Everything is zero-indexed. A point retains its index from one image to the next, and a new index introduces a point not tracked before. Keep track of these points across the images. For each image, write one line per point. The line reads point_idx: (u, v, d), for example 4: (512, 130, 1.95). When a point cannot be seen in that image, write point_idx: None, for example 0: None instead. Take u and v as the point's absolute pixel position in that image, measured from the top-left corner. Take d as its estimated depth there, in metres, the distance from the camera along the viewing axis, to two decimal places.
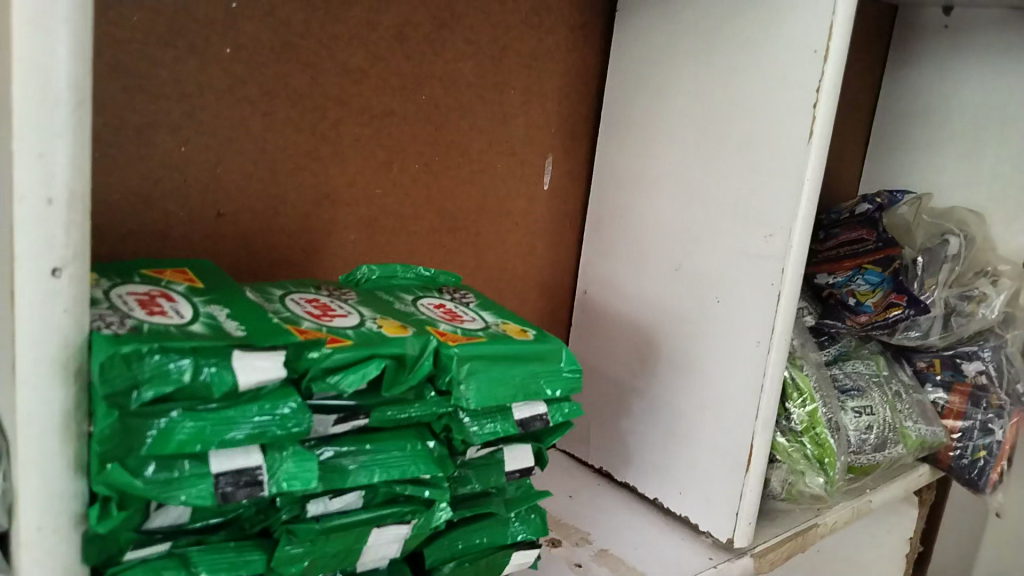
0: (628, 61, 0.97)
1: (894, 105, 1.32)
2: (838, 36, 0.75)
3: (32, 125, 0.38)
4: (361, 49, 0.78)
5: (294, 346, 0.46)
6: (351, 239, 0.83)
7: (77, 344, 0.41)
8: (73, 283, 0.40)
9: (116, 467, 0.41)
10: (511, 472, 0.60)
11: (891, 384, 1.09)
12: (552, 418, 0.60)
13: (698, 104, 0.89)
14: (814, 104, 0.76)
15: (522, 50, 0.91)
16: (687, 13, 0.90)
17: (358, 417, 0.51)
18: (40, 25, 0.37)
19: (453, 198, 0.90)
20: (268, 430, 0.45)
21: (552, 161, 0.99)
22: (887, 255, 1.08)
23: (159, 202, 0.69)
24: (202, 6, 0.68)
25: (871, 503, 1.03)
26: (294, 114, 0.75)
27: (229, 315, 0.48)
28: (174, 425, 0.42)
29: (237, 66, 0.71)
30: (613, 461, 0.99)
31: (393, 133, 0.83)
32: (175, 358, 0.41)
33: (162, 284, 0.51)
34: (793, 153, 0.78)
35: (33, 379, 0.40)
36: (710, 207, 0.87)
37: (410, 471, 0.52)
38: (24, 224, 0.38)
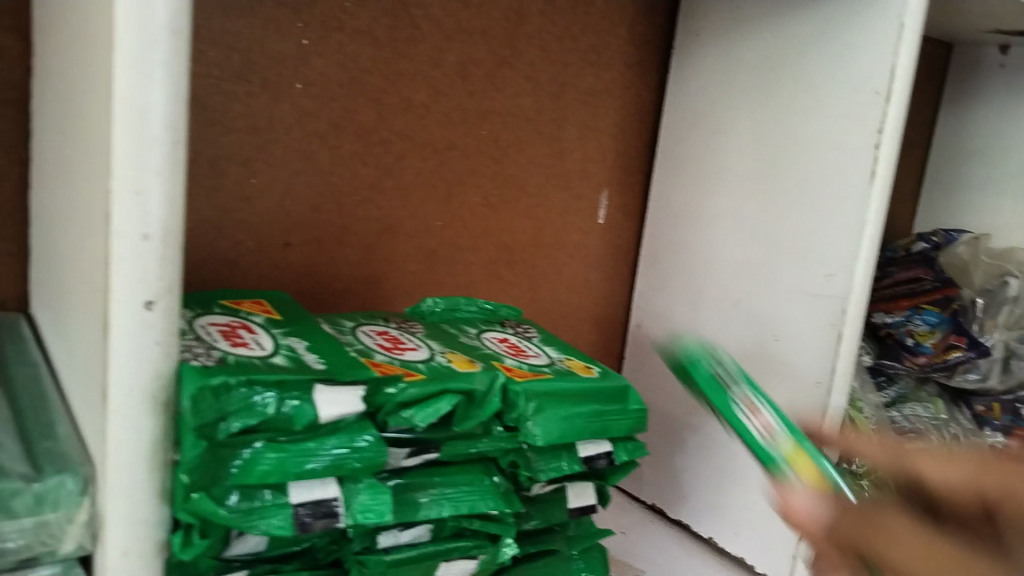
0: (685, 98, 0.97)
1: (950, 143, 1.31)
2: (901, 77, 0.74)
3: (131, 163, 0.39)
4: (425, 84, 0.80)
5: (372, 381, 0.47)
6: (411, 270, 0.84)
7: (166, 375, 0.41)
8: (165, 316, 0.41)
9: (201, 497, 0.42)
10: (573, 509, 0.60)
11: (949, 428, 1.07)
12: (618, 457, 0.60)
13: (756, 142, 0.89)
14: (876, 145, 0.76)
15: (580, 86, 0.92)
16: (744, 52, 0.90)
17: (429, 451, 0.51)
18: (141, 68, 0.38)
19: (510, 231, 0.91)
20: (346, 462, 0.46)
21: (607, 196, 0.99)
22: (944, 295, 1.07)
23: (230, 232, 0.71)
24: (276, 43, 0.70)
25: None
26: (360, 148, 0.77)
27: (308, 348, 0.49)
28: (257, 456, 0.43)
29: (308, 101, 0.73)
30: (666, 498, 0.98)
31: (453, 167, 0.84)
32: (260, 391, 0.43)
33: (241, 315, 0.52)
34: (852, 194, 0.78)
35: (124, 408, 0.41)
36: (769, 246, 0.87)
37: (478, 506, 0.53)
38: (119, 259, 0.39)
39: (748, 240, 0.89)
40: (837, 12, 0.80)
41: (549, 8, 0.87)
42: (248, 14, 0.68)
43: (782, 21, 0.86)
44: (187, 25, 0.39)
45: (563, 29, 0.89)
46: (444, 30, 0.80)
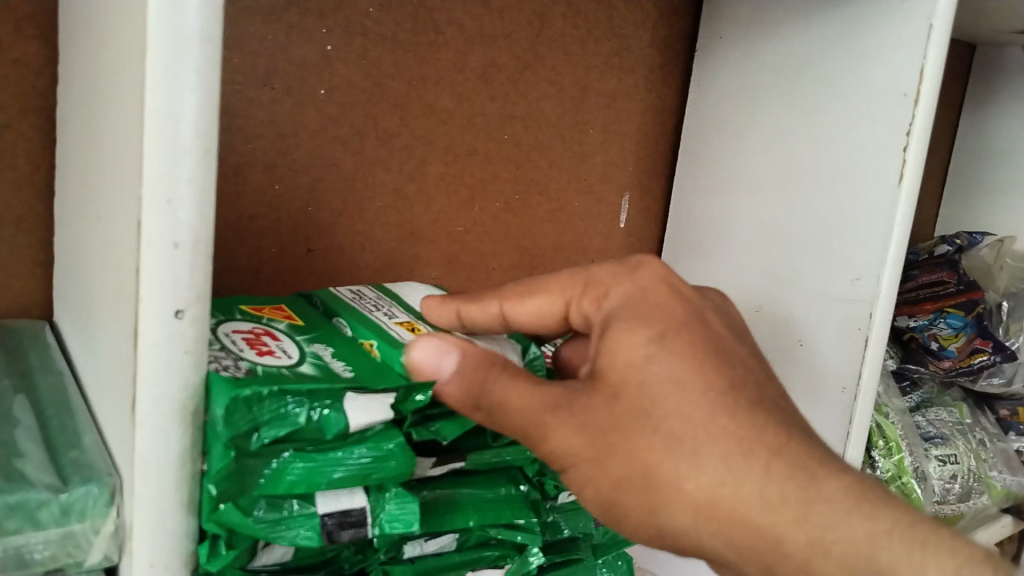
0: (707, 102, 0.96)
1: (973, 145, 1.30)
2: (929, 79, 0.74)
3: (161, 171, 0.39)
4: (447, 90, 0.79)
5: (404, 389, 0.46)
6: (432, 276, 0.83)
7: (195, 386, 0.41)
8: (195, 324, 0.41)
9: (229, 507, 0.42)
10: (599, 517, 0.60)
11: (974, 432, 1.06)
12: None
13: (779, 145, 0.88)
14: (904, 147, 0.75)
15: (602, 90, 0.92)
16: (768, 55, 0.90)
17: (456, 459, 0.50)
18: (173, 76, 0.38)
19: (532, 235, 0.90)
20: (374, 472, 0.45)
21: (629, 200, 0.99)
22: (969, 298, 1.05)
23: (253, 239, 0.71)
24: (300, 49, 0.70)
25: None
26: (383, 153, 0.77)
27: (334, 355, 0.48)
28: (286, 465, 0.43)
29: (331, 108, 0.72)
30: None
31: (476, 172, 0.84)
32: (292, 401, 0.42)
33: (265, 322, 0.51)
34: (879, 197, 0.77)
35: (153, 418, 0.41)
36: (792, 250, 0.86)
37: (506, 515, 0.52)
38: (150, 268, 0.39)
39: (771, 243, 0.89)
40: (864, 15, 0.80)
41: (572, 12, 0.87)
42: (273, 21, 0.67)
43: (807, 23, 0.85)
44: (218, 33, 0.39)
45: (585, 33, 0.88)
46: (467, 35, 0.79)
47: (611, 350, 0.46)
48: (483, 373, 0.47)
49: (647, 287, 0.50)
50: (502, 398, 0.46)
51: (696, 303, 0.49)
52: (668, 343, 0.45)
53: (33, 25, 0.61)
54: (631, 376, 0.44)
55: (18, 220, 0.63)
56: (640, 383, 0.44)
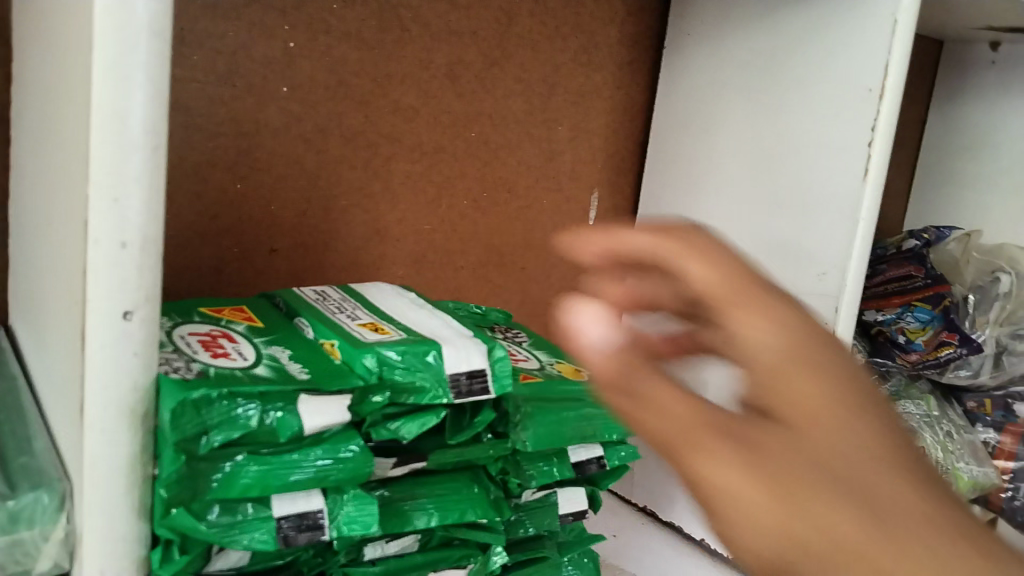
0: (676, 98, 0.97)
1: (941, 140, 1.31)
2: (894, 75, 0.74)
3: (108, 170, 0.38)
4: (413, 87, 0.79)
5: (359, 390, 0.47)
6: (399, 274, 0.83)
7: (144, 388, 0.40)
8: (144, 326, 0.40)
9: (180, 512, 0.41)
10: (564, 515, 0.59)
11: (942, 424, 1.07)
12: (608, 461, 0.59)
13: (747, 141, 0.88)
14: (869, 143, 0.76)
15: (571, 87, 0.92)
16: (736, 51, 0.90)
17: (417, 460, 0.50)
18: (119, 72, 0.37)
19: (500, 233, 0.90)
20: (330, 474, 0.45)
21: (598, 197, 0.98)
22: (936, 292, 1.06)
23: (215, 238, 0.70)
24: (261, 46, 0.69)
25: None
26: (347, 151, 0.76)
27: (291, 357, 0.48)
28: (239, 469, 0.42)
29: (294, 105, 0.72)
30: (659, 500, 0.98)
31: (443, 170, 0.83)
32: (242, 403, 0.42)
33: (222, 323, 0.51)
34: (846, 192, 0.77)
35: (101, 421, 0.40)
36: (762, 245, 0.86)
37: (467, 515, 0.52)
38: (97, 268, 0.39)
39: (740, 239, 0.89)
40: (829, 11, 0.80)
41: (539, 8, 0.86)
42: (233, 17, 0.67)
43: (774, 20, 0.86)
44: (167, 29, 0.38)
45: (552, 30, 0.88)
46: (432, 32, 0.79)
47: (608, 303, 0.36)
48: None
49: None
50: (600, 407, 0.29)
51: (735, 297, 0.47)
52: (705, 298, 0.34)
53: None
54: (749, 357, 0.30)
55: None
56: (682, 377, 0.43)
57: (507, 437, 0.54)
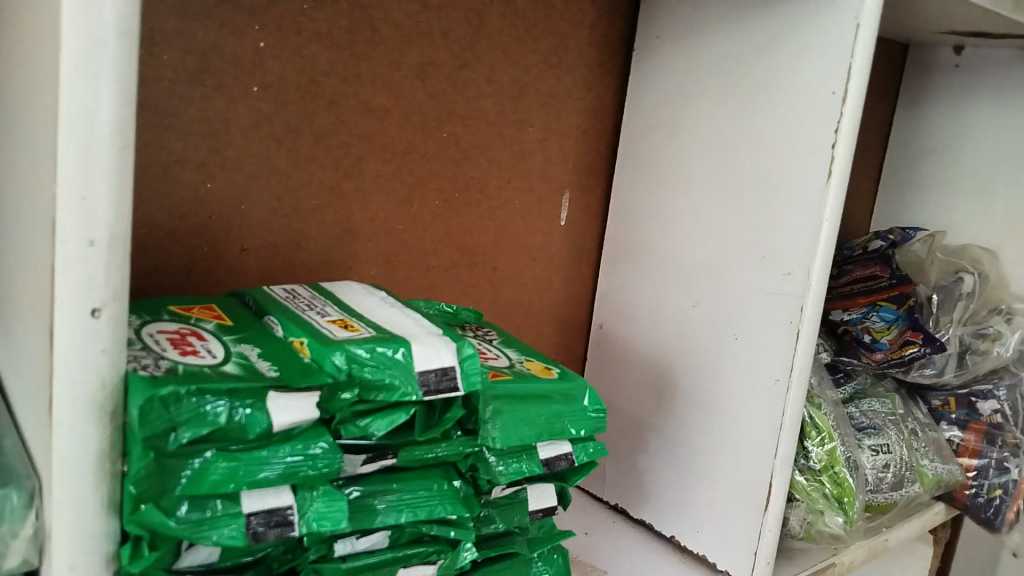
0: (645, 100, 0.98)
1: (906, 143, 1.33)
2: (856, 79, 0.76)
3: (76, 167, 0.38)
4: (384, 87, 0.79)
5: (329, 386, 0.47)
6: (370, 274, 0.83)
7: (113, 385, 0.41)
8: (112, 323, 0.40)
9: (149, 508, 0.41)
10: (534, 511, 0.60)
11: (907, 422, 1.08)
12: (576, 458, 0.60)
13: (715, 143, 0.89)
14: (833, 145, 0.77)
15: (542, 88, 0.92)
16: (704, 54, 0.91)
17: (386, 456, 0.51)
18: (86, 70, 0.37)
19: (471, 232, 0.90)
20: (300, 470, 0.45)
21: (569, 197, 0.99)
22: (901, 293, 1.08)
23: (185, 238, 0.70)
24: (231, 45, 0.69)
25: (888, 542, 1.02)
26: (318, 151, 0.76)
27: (261, 354, 0.48)
28: (208, 465, 0.42)
29: (265, 105, 0.72)
30: (630, 498, 0.99)
31: (414, 170, 0.84)
32: (212, 399, 0.42)
33: (191, 322, 0.51)
34: (810, 193, 0.79)
35: (69, 419, 0.40)
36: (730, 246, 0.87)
37: (436, 511, 0.52)
38: (64, 266, 0.39)
39: (708, 239, 0.90)
40: (794, 17, 0.82)
41: (509, 10, 0.87)
42: (203, 16, 0.67)
43: (740, 24, 0.87)
44: (133, 28, 0.39)
45: (523, 31, 0.89)
46: (404, 33, 0.79)
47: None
48: None
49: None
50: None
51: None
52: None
53: None
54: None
55: None
56: None
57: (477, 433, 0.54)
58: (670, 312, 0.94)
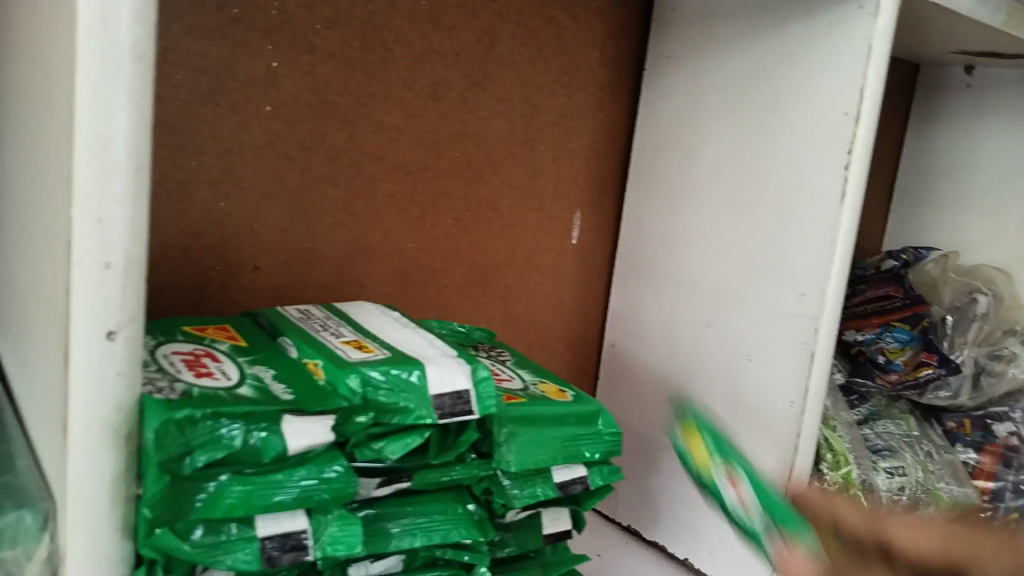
0: (657, 119, 0.97)
1: (917, 162, 1.33)
2: (869, 99, 0.76)
3: (91, 190, 0.38)
4: (397, 106, 0.79)
5: (345, 410, 0.47)
6: (383, 292, 0.83)
7: (127, 408, 0.40)
8: (127, 346, 0.40)
9: (164, 531, 0.40)
10: (548, 535, 0.59)
11: (922, 444, 1.07)
12: (592, 482, 0.59)
13: (727, 162, 0.89)
14: (846, 165, 0.77)
15: (553, 107, 0.92)
16: (716, 73, 0.91)
17: (401, 480, 0.50)
18: (102, 93, 0.37)
19: (483, 251, 0.90)
20: (315, 494, 0.45)
21: (581, 216, 0.99)
22: (915, 313, 1.08)
23: (198, 256, 0.70)
24: (244, 65, 0.69)
25: None
26: (331, 170, 0.76)
27: (275, 377, 0.48)
28: (223, 489, 0.42)
29: (278, 124, 0.72)
30: (642, 519, 0.98)
31: (426, 189, 0.83)
32: (227, 423, 0.41)
33: (205, 342, 0.51)
34: (824, 213, 0.79)
35: (85, 442, 0.40)
36: (743, 265, 0.87)
37: (451, 536, 0.52)
38: (79, 289, 0.38)
39: (720, 259, 0.90)
40: (804, 37, 0.81)
41: (521, 29, 0.87)
42: (216, 36, 0.67)
43: (752, 43, 0.87)
44: (149, 52, 0.38)
45: (535, 51, 0.89)
46: (416, 52, 0.80)
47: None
48: None
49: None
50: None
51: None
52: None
53: None
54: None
55: None
56: None
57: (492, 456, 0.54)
58: (682, 332, 0.94)
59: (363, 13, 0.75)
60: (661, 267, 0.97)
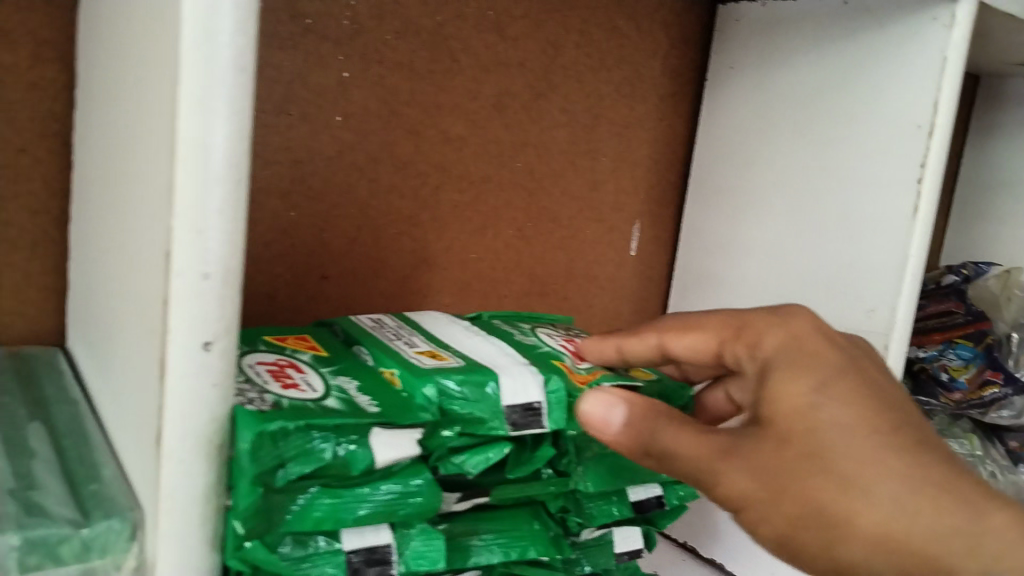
0: (718, 130, 0.97)
1: (976, 175, 1.30)
2: (943, 111, 0.74)
3: (192, 200, 0.38)
4: (462, 117, 0.79)
5: (432, 423, 0.47)
6: (444, 303, 0.83)
7: (220, 419, 0.40)
8: (222, 356, 0.40)
9: (254, 544, 0.41)
10: (619, 554, 0.59)
11: (984, 464, 1.06)
12: (667, 500, 0.59)
13: (791, 175, 0.88)
14: (918, 179, 0.75)
15: (614, 118, 0.92)
16: (779, 85, 0.90)
17: (481, 495, 0.50)
18: (205, 104, 0.37)
19: (543, 262, 0.90)
20: (400, 508, 0.44)
21: (639, 227, 0.98)
22: (978, 330, 1.05)
23: (267, 265, 0.70)
24: (316, 75, 0.69)
25: None
26: (397, 180, 0.76)
27: (359, 388, 0.47)
28: (312, 502, 0.42)
29: (347, 134, 0.72)
30: (698, 535, 0.97)
31: (489, 199, 0.83)
32: (318, 436, 0.41)
33: (287, 353, 0.50)
34: (894, 228, 0.77)
35: (179, 452, 0.40)
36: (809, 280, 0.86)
37: (529, 553, 0.51)
38: (178, 299, 0.38)
39: (784, 272, 0.88)
40: (873, 48, 0.80)
41: (584, 40, 0.87)
42: (290, 47, 0.67)
43: (818, 55, 0.86)
44: (251, 63, 0.39)
45: (597, 61, 0.88)
46: (482, 63, 0.79)
47: (773, 399, 0.44)
48: (655, 424, 0.46)
49: (809, 331, 0.48)
50: (678, 446, 0.45)
51: (851, 351, 0.47)
52: (833, 391, 0.43)
53: (49, 49, 0.60)
54: (809, 419, 0.42)
55: (30, 246, 0.63)
56: (808, 428, 0.42)
57: (568, 474, 0.53)
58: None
59: (431, 24, 0.75)
60: (721, 280, 0.96)
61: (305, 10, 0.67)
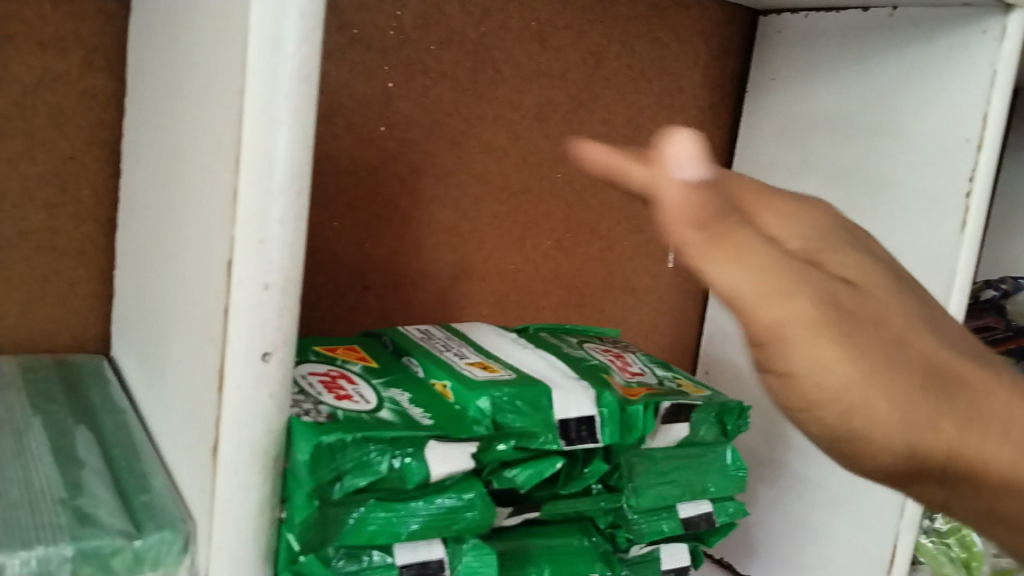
0: (758, 143, 0.96)
1: (1015, 190, 1.29)
2: (991, 125, 0.74)
3: (254, 211, 0.38)
4: (503, 128, 0.79)
5: (487, 437, 0.45)
6: (483, 313, 0.83)
7: (276, 431, 0.40)
8: (280, 367, 0.40)
9: (308, 559, 0.40)
10: (667, 570, 0.58)
11: None
12: (716, 518, 0.58)
13: (832, 187, 0.87)
14: (967, 194, 0.75)
15: (654, 129, 0.91)
16: (821, 97, 0.89)
17: (531, 510, 0.49)
18: (268, 114, 0.37)
19: (581, 274, 0.89)
20: (453, 524, 0.44)
21: None
22: (1018, 345, 1.05)
23: (310, 274, 0.70)
24: (361, 85, 0.69)
25: None
26: (438, 190, 0.76)
27: (412, 401, 0.47)
28: (366, 516, 0.41)
29: (391, 144, 0.72)
30: (735, 552, 0.95)
31: (528, 211, 0.83)
32: (374, 449, 0.41)
33: (338, 363, 0.50)
34: (940, 242, 0.76)
35: (234, 465, 0.39)
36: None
37: (578, 569, 0.51)
38: (239, 309, 0.38)
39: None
40: (917, 60, 0.79)
41: (625, 51, 0.86)
42: (336, 57, 0.67)
43: (861, 66, 0.85)
44: (315, 72, 0.39)
45: (638, 72, 0.88)
46: (524, 73, 0.79)
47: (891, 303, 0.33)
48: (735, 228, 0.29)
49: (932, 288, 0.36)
50: (730, 263, 0.27)
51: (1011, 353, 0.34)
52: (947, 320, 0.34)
53: (101, 57, 0.61)
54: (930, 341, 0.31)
55: (78, 253, 0.63)
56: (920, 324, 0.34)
57: (620, 490, 0.53)
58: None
59: (474, 35, 0.75)
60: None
61: (352, 20, 0.67)
